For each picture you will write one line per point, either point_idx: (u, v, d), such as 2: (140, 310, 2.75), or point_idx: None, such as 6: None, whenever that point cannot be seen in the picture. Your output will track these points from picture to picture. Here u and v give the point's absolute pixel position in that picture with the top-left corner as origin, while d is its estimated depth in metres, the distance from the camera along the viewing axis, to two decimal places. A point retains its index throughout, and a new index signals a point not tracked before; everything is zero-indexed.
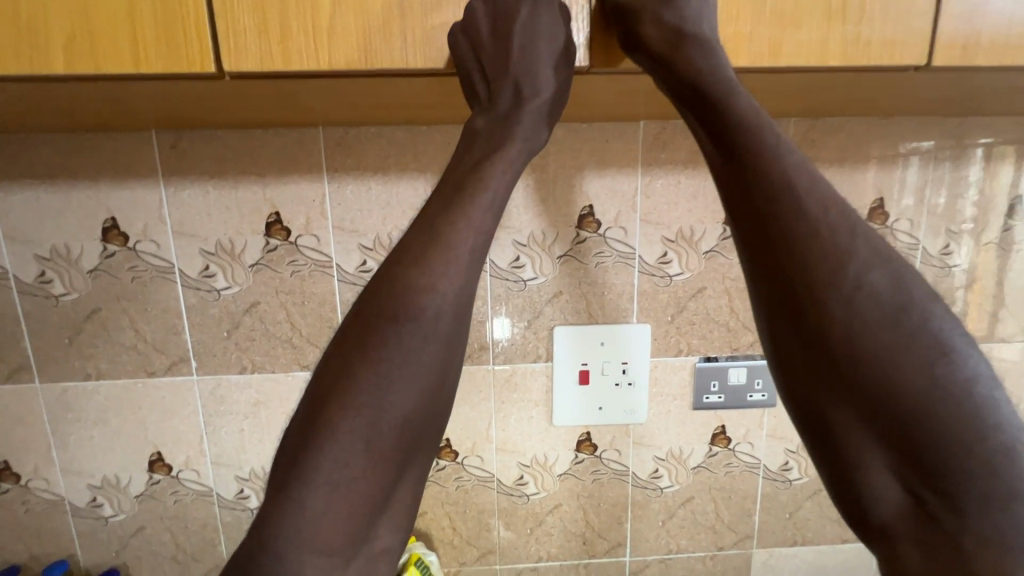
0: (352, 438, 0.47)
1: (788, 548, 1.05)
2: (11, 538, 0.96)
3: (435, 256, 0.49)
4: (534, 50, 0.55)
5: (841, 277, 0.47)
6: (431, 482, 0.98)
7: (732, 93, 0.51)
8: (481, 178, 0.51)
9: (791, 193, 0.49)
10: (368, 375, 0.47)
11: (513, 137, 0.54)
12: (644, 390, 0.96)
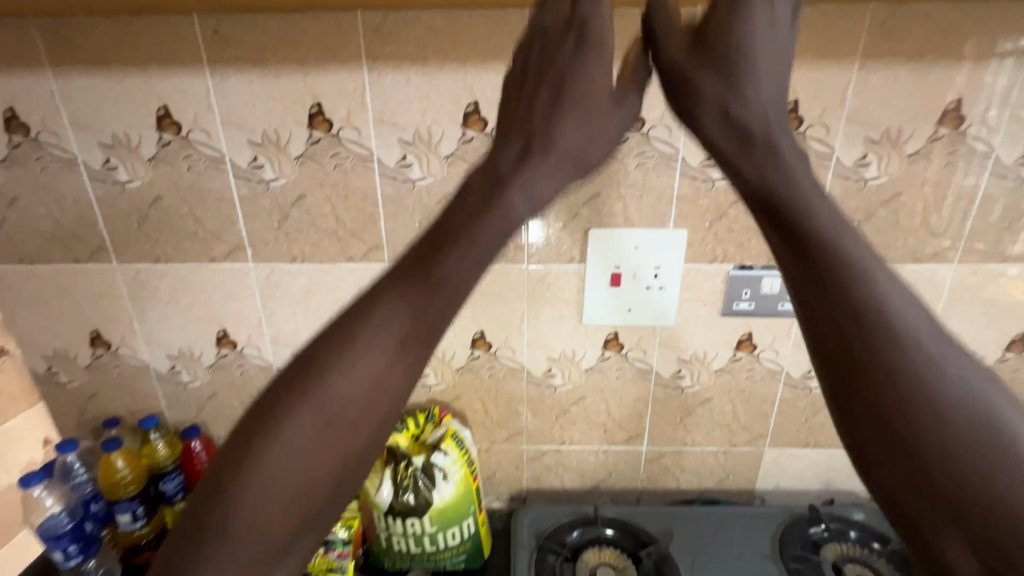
0: (281, 462, 0.47)
1: (799, 448, 1.11)
2: (108, 395, 1.11)
3: (416, 279, 0.51)
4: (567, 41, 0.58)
5: (885, 321, 0.44)
6: (466, 369, 1.06)
7: (781, 154, 0.52)
8: (474, 242, 0.51)
9: (829, 229, 0.47)
10: (307, 406, 0.48)
11: (509, 153, 0.56)
12: (674, 295, 0.98)
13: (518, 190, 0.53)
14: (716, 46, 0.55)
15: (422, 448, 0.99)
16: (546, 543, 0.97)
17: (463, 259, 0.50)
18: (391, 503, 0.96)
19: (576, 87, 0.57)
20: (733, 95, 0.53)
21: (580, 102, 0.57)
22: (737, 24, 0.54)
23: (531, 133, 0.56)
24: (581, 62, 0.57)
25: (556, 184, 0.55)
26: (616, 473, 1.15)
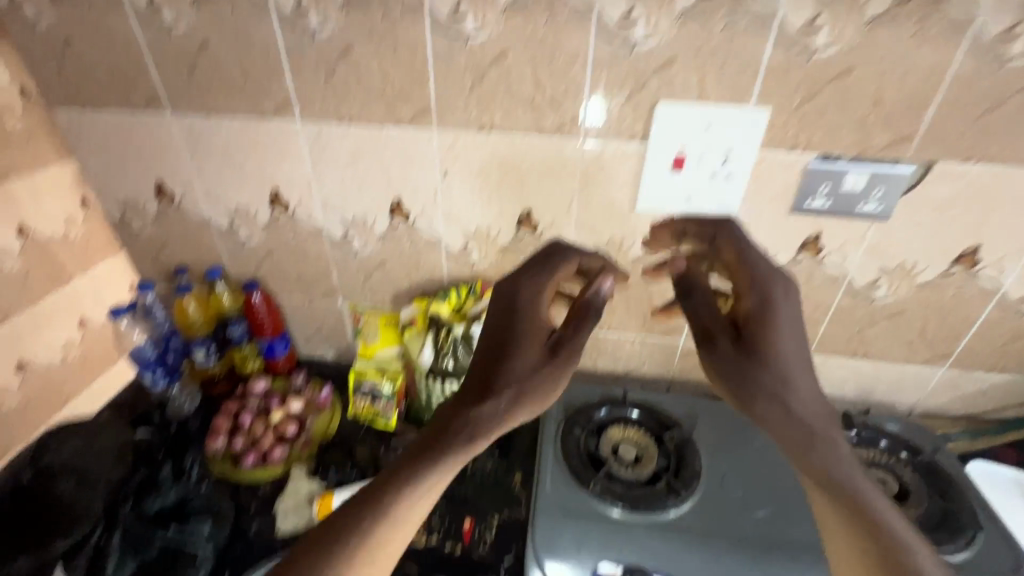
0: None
1: (843, 358, 1.08)
2: (174, 246, 1.19)
3: (482, 430, 0.61)
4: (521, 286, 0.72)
5: (881, 516, 0.58)
6: (510, 248, 1.05)
7: (788, 369, 0.67)
8: (530, 389, 0.64)
9: (824, 441, 0.63)
10: (379, 509, 0.58)
11: (509, 363, 0.66)
12: (740, 185, 0.90)
13: (518, 390, 0.64)
14: (758, 339, 0.69)
15: (461, 317, 1.04)
16: (574, 417, 1.01)
17: (494, 421, 0.62)
18: (432, 364, 1.03)
19: (534, 330, 0.68)
20: (777, 377, 0.66)
21: (533, 352, 0.67)
22: (773, 341, 0.68)
23: (518, 384, 0.64)
24: (542, 326, 0.69)
25: (538, 391, 0.64)
26: (650, 363, 1.16)
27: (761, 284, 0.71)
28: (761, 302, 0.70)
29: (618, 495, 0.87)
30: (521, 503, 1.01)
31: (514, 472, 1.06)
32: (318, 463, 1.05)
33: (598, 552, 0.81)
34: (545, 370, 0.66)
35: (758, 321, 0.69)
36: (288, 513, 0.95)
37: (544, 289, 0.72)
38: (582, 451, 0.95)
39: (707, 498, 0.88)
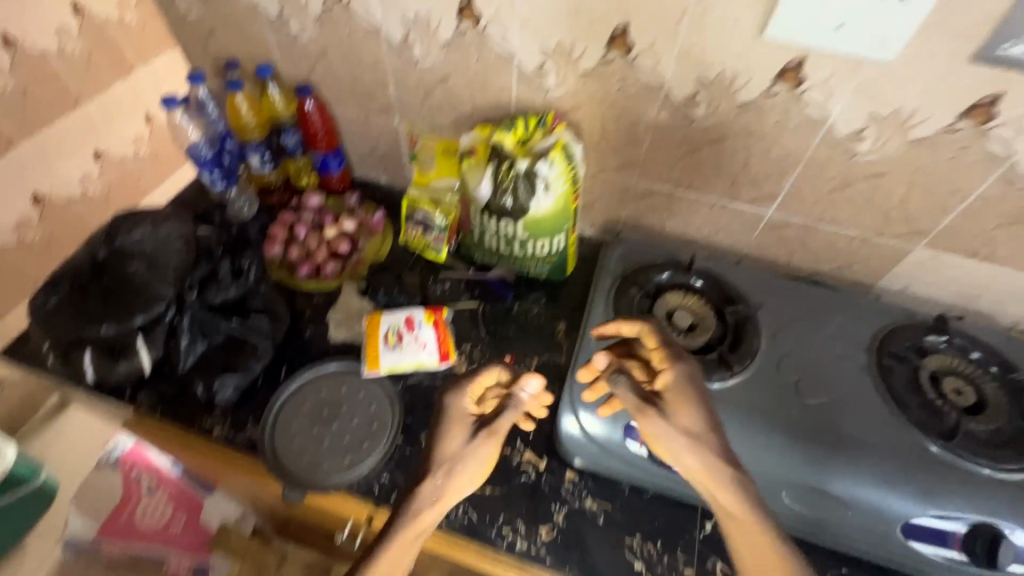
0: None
1: (959, 258, 0.92)
2: (224, 34, 1.08)
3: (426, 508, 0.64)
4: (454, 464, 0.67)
5: None
6: (594, 76, 0.89)
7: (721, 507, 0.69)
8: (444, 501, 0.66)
9: None
10: None
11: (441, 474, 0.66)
12: (917, 10, 0.68)
13: (448, 468, 0.66)
14: (681, 416, 0.65)
15: (526, 153, 0.92)
16: (633, 276, 0.95)
17: (429, 500, 0.64)
18: (489, 202, 0.95)
19: (457, 418, 0.70)
20: (694, 439, 0.63)
21: (455, 440, 0.69)
22: (687, 406, 0.66)
23: (449, 458, 0.67)
24: (462, 414, 0.71)
25: (464, 470, 0.67)
26: (726, 232, 1.05)
27: (670, 359, 0.69)
28: (677, 385, 0.68)
29: None
30: (563, 350, 1.01)
31: (558, 320, 1.05)
32: (370, 284, 1.07)
33: None
34: (471, 445, 0.68)
35: (676, 395, 0.67)
36: (340, 325, 1.00)
37: (461, 386, 0.72)
38: (636, 312, 0.91)
39: (761, 377, 0.84)
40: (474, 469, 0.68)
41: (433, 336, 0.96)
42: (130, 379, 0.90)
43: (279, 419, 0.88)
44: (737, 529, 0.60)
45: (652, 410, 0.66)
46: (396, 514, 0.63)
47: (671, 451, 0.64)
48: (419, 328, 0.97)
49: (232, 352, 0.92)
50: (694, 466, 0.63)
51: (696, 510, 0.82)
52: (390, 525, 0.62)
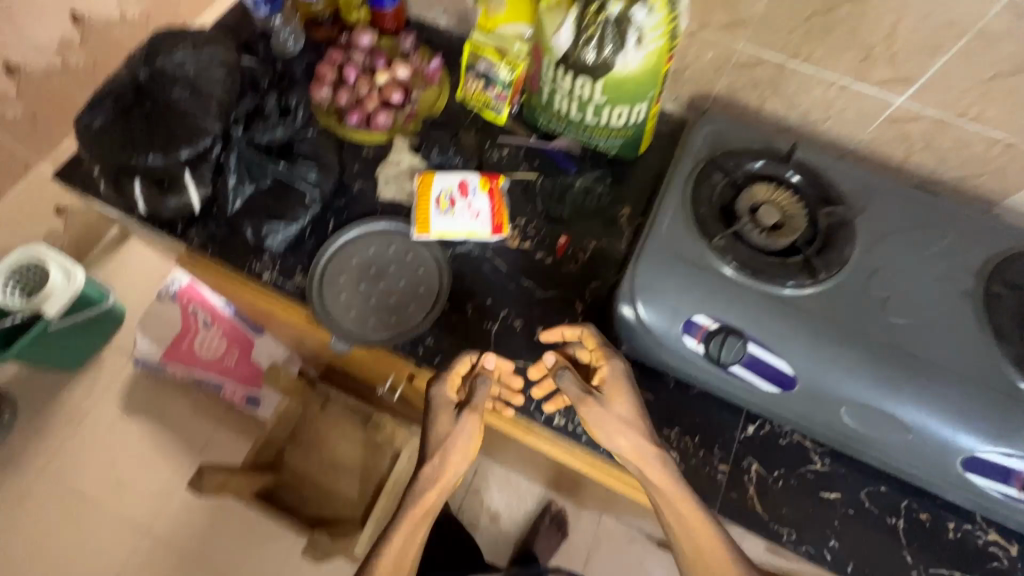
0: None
1: None
2: None
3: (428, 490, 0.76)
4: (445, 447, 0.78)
5: None
6: None
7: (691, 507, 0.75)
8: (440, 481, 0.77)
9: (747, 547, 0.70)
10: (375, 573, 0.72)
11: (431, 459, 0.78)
12: None
13: (443, 451, 0.78)
14: (617, 402, 0.74)
15: None
16: (719, 161, 0.83)
17: (432, 479, 0.77)
18: (567, 53, 0.81)
19: (442, 408, 0.79)
20: (626, 427, 0.73)
21: (445, 422, 0.79)
22: (621, 395, 0.75)
23: (444, 438, 0.78)
24: (446, 401, 0.79)
25: (456, 449, 0.78)
26: (837, 120, 0.89)
27: (608, 359, 0.77)
28: (611, 380, 0.76)
29: (739, 260, 0.76)
30: (623, 235, 0.94)
31: (622, 204, 0.97)
32: (423, 140, 0.97)
33: (698, 305, 0.75)
34: (456, 426, 0.78)
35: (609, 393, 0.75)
36: (390, 183, 0.93)
37: (443, 377, 0.80)
38: (715, 201, 0.81)
39: (843, 288, 0.75)
40: (468, 447, 0.78)
41: (487, 205, 0.90)
42: (182, 215, 0.88)
43: (327, 271, 0.86)
44: (669, 505, 0.71)
45: (588, 408, 0.74)
46: (410, 489, 0.77)
47: (604, 433, 0.74)
48: (473, 195, 0.90)
49: (279, 197, 0.88)
50: (627, 448, 0.73)
51: (740, 412, 0.80)
52: (404, 502, 0.76)
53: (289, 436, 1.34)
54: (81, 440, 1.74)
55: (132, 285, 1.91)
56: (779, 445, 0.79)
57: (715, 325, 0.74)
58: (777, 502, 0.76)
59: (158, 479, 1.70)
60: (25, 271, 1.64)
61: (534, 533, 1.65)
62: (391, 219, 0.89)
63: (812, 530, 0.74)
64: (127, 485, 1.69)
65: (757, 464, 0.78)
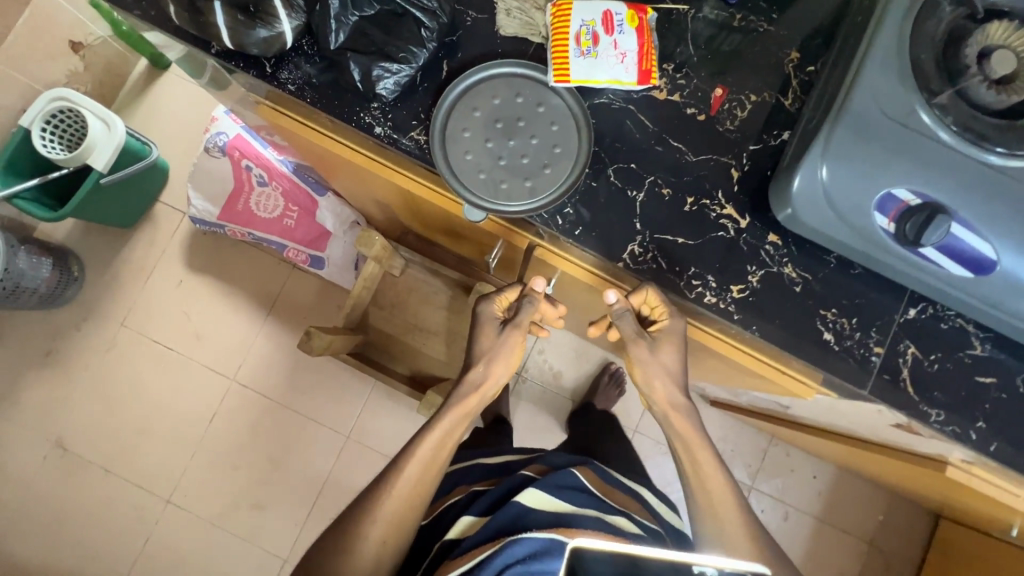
0: (403, 482, 0.78)
1: None
2: None
3: (470, 398, 0.84)
4: (493, 357, 0.86)
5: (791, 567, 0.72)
6: None
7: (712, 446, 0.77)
8: (479, 391, 0.85)
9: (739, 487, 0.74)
10: (410, 464, 0.79)
11: (475, 367, 0.86)
12: None
13: (486, 360, 0.86)
14: (662, 347, 0.76)
15: None
16: None
17: (473, 386, 0.85)
18: None
19: (485, 322, 0.88)
20: (667, 376, 0.77)
21: (490, 334, 0.87)
22: (672, 344, 0.76)
23: (487, 349, 0.86)
24: (491, 317, 0.88)
25: (499, 359, 0.86)
26: None
27: (670, 316, 0.76)
28: (665, 333, 0.76)
29: (959, 122, 0.64)
30: (788, 88, 0.79)
31: (788, 46, 0.80)
32: None
33: (906, 175, 0.64)
34: (498, 338, 0.87)
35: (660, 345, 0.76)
36: (512, 14, 0.76)
37: (491, 295, 0.89)
38: (938, 44, 0.65)
39: None
40: (508, 362, 0.87)
41: (636, 45, 0.74)
42: (271, 53, 0.74)
43: (447, 127, 0.75)
44: (685, 449, 0.76)
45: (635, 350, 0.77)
46: (452, 393, 0.85)
47: (646, 375, 0.77)
48: (619, 31, 0.74)
49: (389, 29, 0.71)
50: (661, 394, 0.78)
51: (904, 294, 0.75)
52: (447, 402, 0.84)
53: (372, 299, 1.33)
54: (152, 294, 1.77)
55: (171, 135, 1.77)
56: (940, 329, 0.75)
57: (918, 201, 0.65)
58: (929, 384, 0.74)
59: (234, 333, 1.76)
60: (58, 120, 1.50)
61: (594, 390, 1.73)
62: (519, 62, 0.75)
63: (959, 411, 0.74)
64: (206, 338, 1.76)
65: (914, 348, 0.75)
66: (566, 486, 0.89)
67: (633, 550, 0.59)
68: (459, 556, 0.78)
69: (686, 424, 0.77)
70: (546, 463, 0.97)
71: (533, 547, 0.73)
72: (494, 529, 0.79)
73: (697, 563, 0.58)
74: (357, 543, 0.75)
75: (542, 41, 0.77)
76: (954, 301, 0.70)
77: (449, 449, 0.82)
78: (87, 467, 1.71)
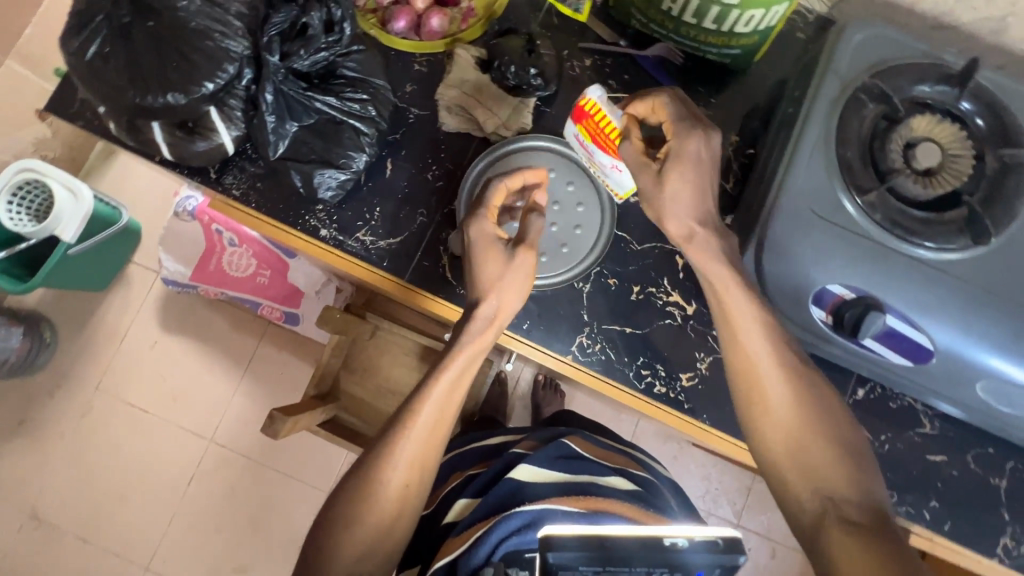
0: (423, 418, 0.66)
1: None
2: None
3: (489, 330, 0.67)
4: (506, 279, 0.67)
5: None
6: None
7: (850, 453, 0.60)
8: (492, 327, 0.67)
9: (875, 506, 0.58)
10: (415, 427, 0.66)
11: (488, 294, 0.66)
12: None
13: (496, 288, 0.67)
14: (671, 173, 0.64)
15: None
16: (874, 84, 0.67)
17: (483, 329, 0.67)
18: None
19: (485, 243, 0.67)
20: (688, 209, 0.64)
21: (496, 262, 0.67)
22: (680, 169, 0.64)
23: (496, 278, 0.67)
24: (490, 239, 0.67)
25: (509, 285, 0.67)
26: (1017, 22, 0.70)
27: (678, 134, 0.63)
28: (674, 156, 0.63)
29: (888, 217, 0.65)
30: (729, 171, 0.81)
31: (727, 131, 0.82)
32: (491, 54, 0.77)
33: (840, 272, 0.65)
34: (512, 264, 0.67)
35: (721, 312, 0.65)
36: (453, 111, 0.78)
37: (482, 213, 0.68)
38: (863, 139, 0.67)
39: (1007, 250, 0.64)
40: (521, 289, 0.68)
41: (609, 154, 0.71)
42: (213, 162, 0.75)
43: (475, 193, 0.76)
44: (793, 453, 0.62)
45: (640, 182, 0.66)
46: (461, 327, 0.67)
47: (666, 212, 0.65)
48: (595, 154, 0.72)
49: (328, 136, 0.72)
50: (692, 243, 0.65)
51: (852, 375, 0.76)
52: (458, 340, 0.67)
53: (343, 363, 1.33)
54: (127, 356, 1.76)
55: (141, 198, 1.77)
56: (888, 408, 0.76)
57: (853, 294, 0.66)
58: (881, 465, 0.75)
59: (211, 391, 1.75)
60: (25, 190, 1.47)
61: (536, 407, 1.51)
62: (546, 138, 0.78)
63: (913, 492, 0.75)
64: (182, 398, 1.75)
65: (864, 429, 0.76)
66: (561, 456, 0.81)
67: (600, 531, 0.54)
68: (457, 533, 0.73)
69: (769, 363, 0.63)
70: (535, 437, 0.88)
71: (528, 518, 0.68)
72: (491, 505, 0.73)
73: (669, 534, 0.54)
74: (377, 488, 0.64)
75: (484, 135, 0.79)
76: (896, 382, 0.71)
77: (457, 400, 0.69)
78: (64, 537, 1.68)
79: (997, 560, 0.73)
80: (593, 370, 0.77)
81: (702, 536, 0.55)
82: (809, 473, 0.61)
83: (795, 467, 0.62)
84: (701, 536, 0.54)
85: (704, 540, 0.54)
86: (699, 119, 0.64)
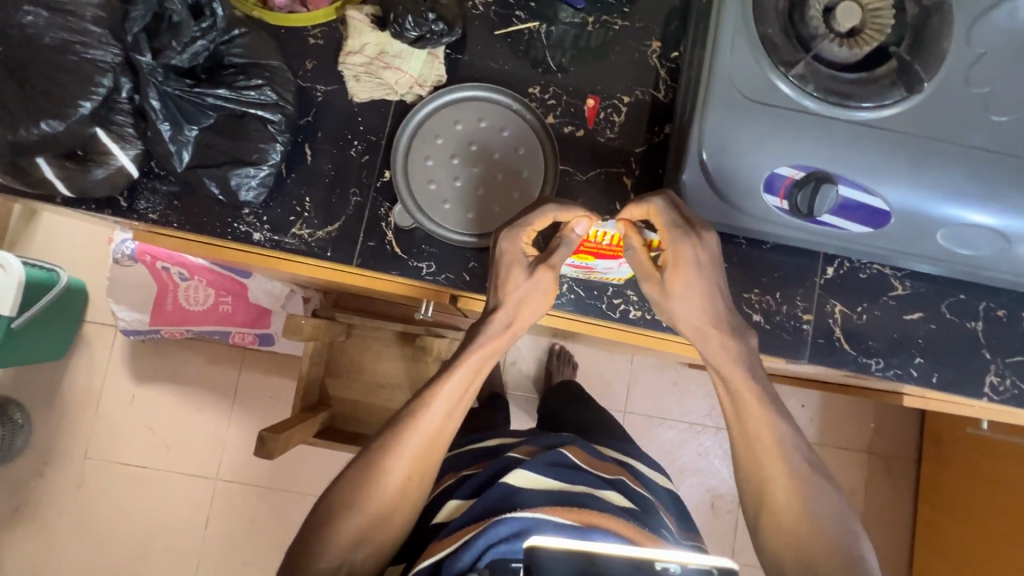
0: (431, 415, 0.64)
1: None
2: None
3: (502, 338, 0.65)
4: (529, 291, 0.64)
5: None
6: None
7: (849, 548, 0.59)
8: (506, 335, 0.65)
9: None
10: (421, 423, 0.64)
11: (505, 298, 0.64)
12: None
13: (516, 300, 0.64)
14: (675, 286, 0.61)
15: None
16: None
17: (498, 332, 0.65)
18: None
19: (512, 257, 0.65)
20: (699, 306, 0.61)
21: (517, 274, 0.64)
22: (683, 280, 0.61)
23: (515, 287, 0.64)
24: (517, 253, 0.65)
25: (530, 298, 0.65)
26: None
27: (674, 240, 0.60)
28: (674, 263, 0.61)
29: (821, 87, 0.63)
30: (658, 80, 0.78)
31: (648, 38, 0.78)
32: (384, 10, 0.70)
33: (785, 152, 0.64)
34: (533, 277, 0.64)
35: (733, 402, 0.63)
36: (362, 79, 0.73)
37: (517, 227, 0.65)
38: (782, 13, 0.65)
39: (943, 92, 0.63)
40: (542, 304, 0.66)
41: (615, 259, 0.71)
42: (119, 188, 0.69)
43: (409, 162, 0.73)
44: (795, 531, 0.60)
45: (645, 292, 0.64)
46: (473, 329, 0.65)
47: (666, 315, 0.64)
48: (596, 266, 0.72)
49: (233, 133, 0.67)
50: (687, 325, 0.63)
51: (818, 256, 0.76)
52: (474, 336, 0.65)
53: (326, 369, 1.30)
54: (109, 418, 1.70)
55: (77, 254, 1.68)
56: (859, 280, 0.76)
57: (801, 173, 0.64)
58: (862, 335, 0.76)
59: (204, 432, 1.71)
60: None
61: (547, 376, 1.51)
62: (482, 86, 0.74)
63: (897, 354, 0.76)
64: (176, 445, 1.70)
65: (840, 305, 0.76)
66: (556, 465, 0.75)
67: (591, 547, 0.51)
68: (444, 537, 0.66)
69: (777, 453, 0.61)
70: (535, 444, 0.82)
71: (519, 526, 0.61)
72: (481, 509, 0.66)
73: (660, 559, 0.50)
74: (377, 477, 0.63)
75: (401, 97, 0.74)
76: (861, 252, 0.71)
77: (469, 401, 0.67)
78: None
79: (986, 399, 0.75)
80: (565, 311, 0.77)
81: (698, 564, 0.51)
82: (811, 573, 0.58)
83: (796, 562, 0.59)
84: (697, 564, 0.51)
85: (699, 568, 0.50)
86: (694, 223, 0.61)
